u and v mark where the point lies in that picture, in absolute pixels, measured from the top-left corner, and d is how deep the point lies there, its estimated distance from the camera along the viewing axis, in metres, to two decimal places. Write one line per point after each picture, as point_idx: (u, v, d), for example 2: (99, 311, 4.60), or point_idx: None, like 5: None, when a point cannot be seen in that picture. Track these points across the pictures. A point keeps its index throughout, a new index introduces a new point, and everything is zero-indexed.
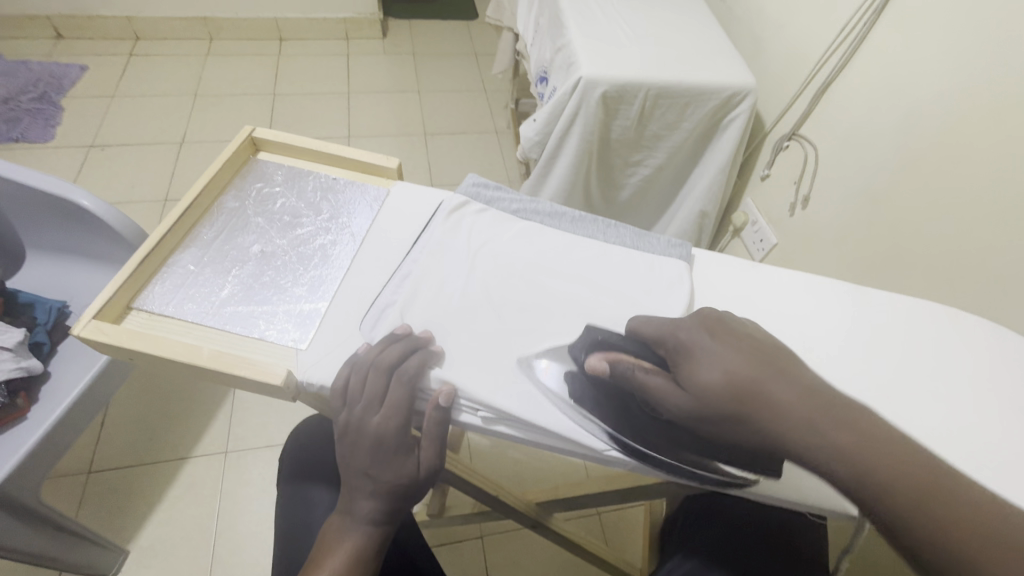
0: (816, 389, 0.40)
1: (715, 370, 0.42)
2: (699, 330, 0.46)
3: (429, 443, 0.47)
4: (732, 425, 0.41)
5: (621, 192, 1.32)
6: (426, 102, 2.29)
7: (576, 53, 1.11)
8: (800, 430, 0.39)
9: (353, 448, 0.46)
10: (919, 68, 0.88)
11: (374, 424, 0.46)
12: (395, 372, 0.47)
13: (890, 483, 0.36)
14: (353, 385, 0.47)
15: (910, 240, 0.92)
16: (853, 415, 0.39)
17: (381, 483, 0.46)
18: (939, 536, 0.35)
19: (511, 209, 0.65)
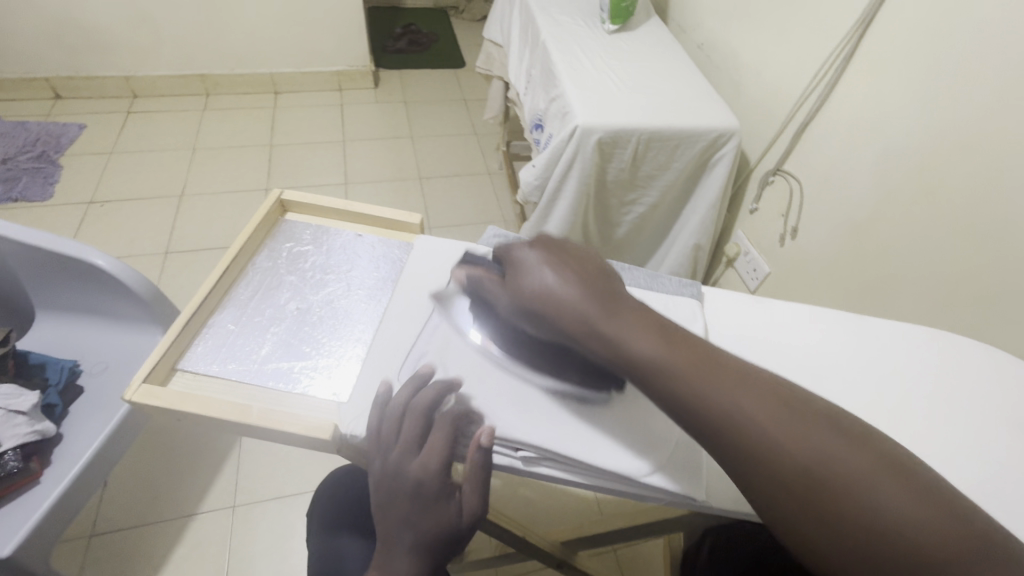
0: (607, 294, 0.46)
1: (529, 279, 0.48)
2: (535, 246, 0.50)
3: (471, 489, 0.47)
4: (541, 321, 0.47)
5: (617, 229, 1.37)
6: (420, 147, 2.37)
7: (570, 103, 1.18)
8: (585, 332, 0.44)
9: (390, 509, 0.46)
10: (890, 109, 0.95)
11: (413, 477, 0.46)
12: (431, 412, 0.49)
13: (663, 372, 0.41)
14: (391, 431, 0.48)
15: (896, 265, 0.97)
16: (640, 318, 0.44)
17: (423, 537, 0.45)
18: (701, 412, 0.39)
19: None
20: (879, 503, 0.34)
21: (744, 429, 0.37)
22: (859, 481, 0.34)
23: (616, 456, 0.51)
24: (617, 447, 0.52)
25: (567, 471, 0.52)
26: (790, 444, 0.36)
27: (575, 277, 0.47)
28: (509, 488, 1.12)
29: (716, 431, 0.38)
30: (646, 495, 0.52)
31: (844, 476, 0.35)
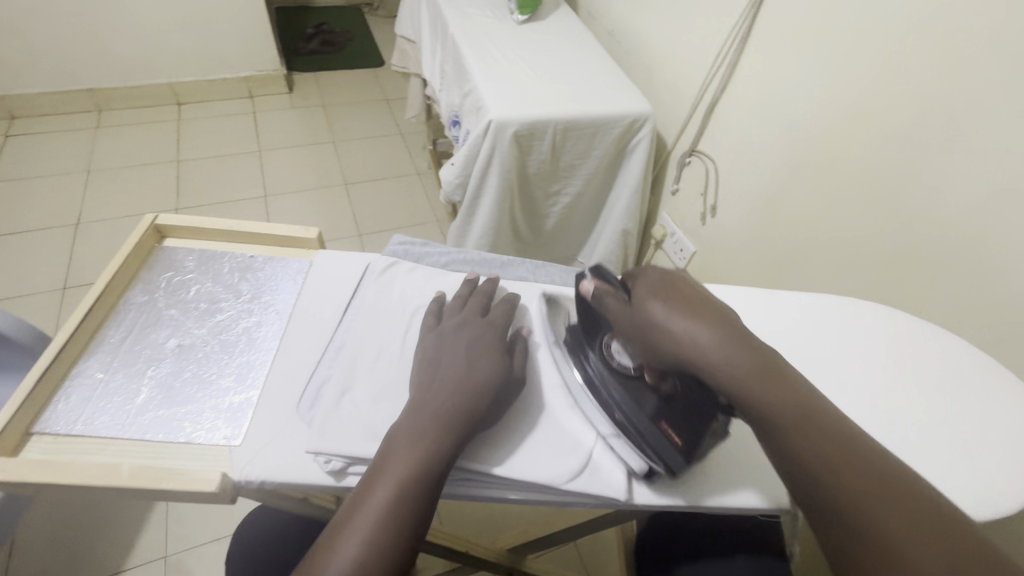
0: (745, 346, 0.42)
1: (662, 318, 0.45)
2: (676, 296, 0.46)
3: (519, 357, 0.53)
4: (661, 353, 0.45)
5: (547, 221, 1.36)
6: (343, 151, 2.27)
7: (483, 97, 1.15)
8: (707, 372, 0.42)
9: (446, 351, 0.50)
10: (787, 86, 0.99)
11: (474, 328, 0.53)
12: (490, 299, 0.57)
13: (776, 410, 0.40)
14: (455, 304, 0.56)
15: (806, 235, 1.01)
16: (778, 372, 0.41)
17: (476, 371, 0.49)
18: (802, 455, 0.39)
19: (440, 262, 0.65)
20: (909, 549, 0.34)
21: (843, 482, 0.37)
22: (899, 528, 0.35)
23: (532, 465, 0.48)
24: (536, 451, 0.49)
25: (484, 490, 0.48)
26: (848, 475, 0.37)
27: (697, 308, 0.44)
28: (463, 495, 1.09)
29: (810, 473, 0.38)
30: (570, 501, 0.49)
31: (883, 523, 0.35)
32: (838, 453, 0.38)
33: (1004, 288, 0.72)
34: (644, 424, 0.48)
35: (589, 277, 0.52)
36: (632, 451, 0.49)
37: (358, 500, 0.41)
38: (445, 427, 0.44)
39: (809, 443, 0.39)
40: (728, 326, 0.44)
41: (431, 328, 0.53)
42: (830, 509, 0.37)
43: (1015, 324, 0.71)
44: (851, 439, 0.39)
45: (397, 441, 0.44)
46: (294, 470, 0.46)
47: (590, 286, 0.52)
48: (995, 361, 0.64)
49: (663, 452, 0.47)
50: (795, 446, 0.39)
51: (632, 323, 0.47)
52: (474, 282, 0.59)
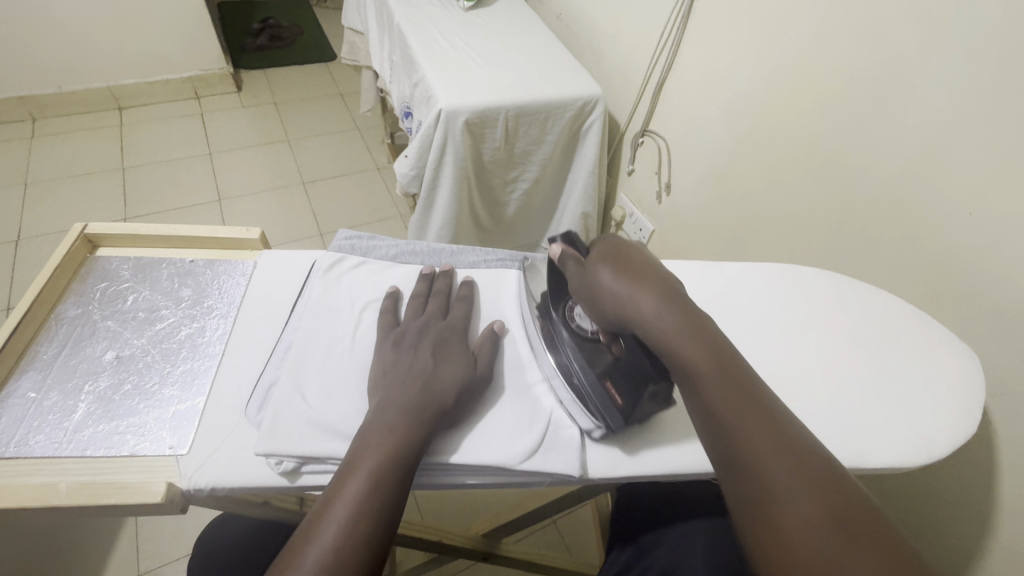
0: (684, 315, 0.46)
1: (608, 280, 0.49)
2: (623, 260, 0.50)
3: (485, 353, 0.53)
4: (607, 309, 0.49)
5: (507, 209, 1.36)
6: (298, 149, 2.21)
7: (431, 86, 1.13)
8: (641, 328, 0.46)
9: (405, 351, 0.51)
10: (729, 61, 1.01)
11: (434, 329, 0.53)
12: (450, 297, 0.58)
13: (704, 376, 0.43)
14: (416, 304, 0.56)
15: (755, 207, 1.04)
16: (715, 344, 0.44)
17: (438, 368, 0.50)
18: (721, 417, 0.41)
19: (389, 255, 0.63)
20: (812, 532, 0.36)
21: (750, 446, 0.40)
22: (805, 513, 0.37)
23: (487, 448, 0.48)
24: (490, 434, 0.49)
25: (440, 477, 0.48)
26: (770, 457, 0.39)
27: (643, 276, 0.49)
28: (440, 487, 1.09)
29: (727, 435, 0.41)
30: (528, 481, 0.50)
31: (795, 506, 0.37)
32: (762, 436, 0.40)
33: (934, 246, 0.75)
34: (591, 379, 0.51)
35: (558, 240, 0.56)
36: (576, 406, 0.52)
37: (328, 501, 0.40)
38: (413, 419, 0.45)
39: (736, 424, 0.41)
40: (672, 298, 0.47)
41: (389, 329, 0.53)
42: (750, 489, 0.39)
43: (944, 279, 0.75)
44: (778, 427, 0.40)
45: (368, 434, 0.44)
46: (245, 474, 0.45)
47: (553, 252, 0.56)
48: (925, 315, 0.67)
49: (606, 410, 0.49)
50: (716, 410, 0.42)
51: (585, 288, 0.52)
52: (430, 279, 0.59)
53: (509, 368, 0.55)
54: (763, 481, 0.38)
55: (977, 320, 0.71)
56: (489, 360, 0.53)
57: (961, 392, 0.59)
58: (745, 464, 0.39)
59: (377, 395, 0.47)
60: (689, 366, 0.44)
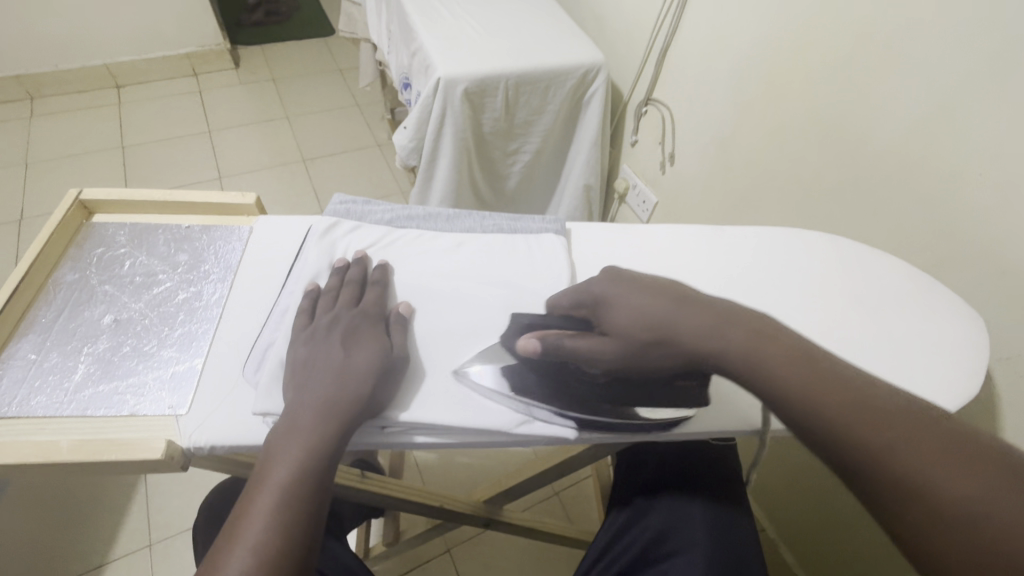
0: (724, 318, 0.44)
1: (630, 312, 0.47)
2: (624, 286, 0.49)
3: (399, 333, 0.51)
4: (653, 348, 0.45)
5: (508, 182, 1.35)
6: (298, 126, 2.19)
7: (430, 55, 1.11)
8: (699, 342, 0.43)
9: (319, 346, 0.48)
10: (734, 23, 0.98)
11: (347, 317, 0.50)
12: (366, 283, 0.55)
13: (780, 382, 0.40)
14: (324, 297, 0.52)
15: (760, 176, 1.02)
16: (773, 344, 0.42)
17: (352, 360, 0.46)
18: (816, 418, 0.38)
19: (384, 219, 0.63)
20: (981, 510, 0.32)
21: (855, 438, 0.36)
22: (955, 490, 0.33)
23: (475, 410, 0.48)
24: (487, 395, 0.50)
25: (422, 438, 0.49)
26: (880, 436, 0.36)
27: (660, 295, 0.47)
28: (444, 458, 1.10)
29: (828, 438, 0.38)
30: (525, 442, 0.50)
31: (942, 484, 0.33)
32: (877, 424, 0.36)
33: (942, 208, 0.74)
34: (666, 398, 0.50)
35: (523, 336, 0.50)
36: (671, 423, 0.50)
37: (251, 495, 0.39)
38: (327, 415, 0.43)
39: (848, 417, 0.37)
40: (706, 307, 0.45)
41: (303, 327, 0.50)
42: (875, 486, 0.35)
43: (951, 242, 0.73)
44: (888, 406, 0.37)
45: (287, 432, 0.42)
46: (243, 430, 0.46)
47: (531, 344, 0.49)
48: (932, 278, 0.66)
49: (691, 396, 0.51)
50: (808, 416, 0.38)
51: (616, 343, 0.47)
52: (343, 270, 0.55)
53: (498, 345, 0.52)
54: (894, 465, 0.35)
55: (982, 284, 0.70)
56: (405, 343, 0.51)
57: (965, 353, 0.58)
58: (870, 456, 0.36)
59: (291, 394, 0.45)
60: (773, 375, 0.40)
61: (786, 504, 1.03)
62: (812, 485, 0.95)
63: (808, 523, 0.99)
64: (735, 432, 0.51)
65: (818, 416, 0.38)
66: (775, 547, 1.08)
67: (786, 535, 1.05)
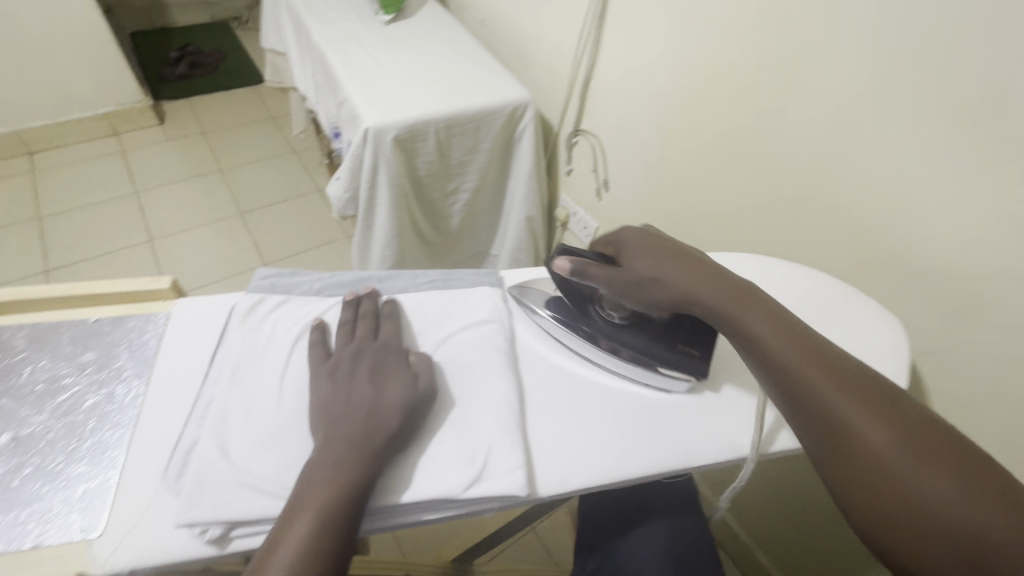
0: (741, 293, 0.50)
1: (647, 263, 0.53)
2: (655, 243, 0.55)
3: (425, 374, 0.51)
4: (655, 292, 0.53)
5: (450, 221, 1.34)
6: (232, 178, 2.12)
7: (356, 106, 1.10)
8: (708, 304, 0.50)
9: (341, 385, 0.49)
10: (648, 57, 1.02)
11: (366, 357, 0.51)
12: (381, 318, 0.56)
13: (787, 359, 0.46)
14: (344, 331, 0.54)
15: (689, 197, 1.06)
16: (784, 321, 0.48)
17: (377, 393, 0.48)
18: (811, 398, 0.44)
19: (314, 289, 0.59)
20: (936, 497, 0.38)
21: (836, 415, 0.43)
22: (891, 454, 0.40)
23: (431, 478, 0.46)
24: (431, 462, 0.47)
25: (385, 519, 0.46)
26: (858, 413, 0.42)
27: (688, 261, 0.53)
28: None
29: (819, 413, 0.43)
30: (478, 508, 0.48)
31: (877, 443, 0.41)
32: (842, 392, 0.43)
33: (852, 220, 0.78)
34: (667, 351, 0.55)
35: (558, 256, 0.55)
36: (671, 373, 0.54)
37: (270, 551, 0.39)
38: (352, 448, 0.44)
39: (827, 399, 0.43)
40: (722, 279, 0.52)
41: (322, 364, 0.51)
42: (851, 461, 0.41)
43: (865, 251, 0.78)
44: (850, 371, 0.44)
45: (310, 473, 0.43)
46: (169, 550, 0.42)
47: (562, 267, 0.55)
48: (851, 288, 0.70)
49: (691, 363, 0.54)
50: (804, 394, 0.44)
51: (633, 281, 0.53)
52: (320, 330, 0.54)
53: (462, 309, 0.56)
54: (849, 428, 0.42)
55: (897, 287, 0.75)
56: (433, 381, 0.51)
57: (886, 359, 0.61)
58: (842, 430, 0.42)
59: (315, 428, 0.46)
60: (772, 349, 0.47)
61: (757, 510, 1.09)
62: (777, 497, 1.03)
63: (777, 526, 1.06)
64: (687, 470, 0.51)
65: (803, 390, 0.44)
66: (752, 553, 1.15)
67: (760, 541, 1.12)
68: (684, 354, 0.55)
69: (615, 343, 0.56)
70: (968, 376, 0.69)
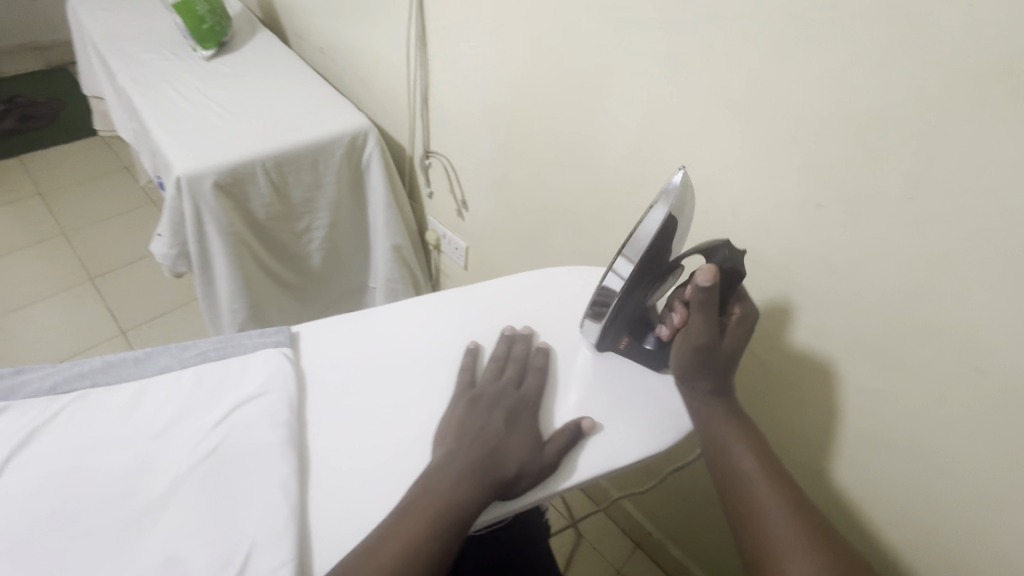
0: (721, 403, 0.56)
1: (718, 351, 0.55)
2: (731, 354, 0.55)
3: (559, 438, 0.52)
4: (688, 355, 0.55)
5: (310, 261, 1.26)
6: (77, 241, 1.89)
7: (165, 153, 0.99)
8: (693, 399, 0.56)
9: (482, 413, 0.52)
10: (473, 71, 1.00)
11: (510, 396, 0.54)
12: (528, 364, 0.58)
13: (733, 468, 0.52)
14: (498, 367, 0.57)
15: (538, 210, 1.04)
16: (748, 433, 0.54)
17: (504, 437, 0.50)
18: (746, 502, 0.50)
19: (42, 387, 0.50)
20: None
21: (761, 521, 0.49)
22: None
23: None
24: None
25: None
26: (779, 524, 0.48)
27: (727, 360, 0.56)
28: None
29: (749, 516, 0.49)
30: None
31: None
32: (790, 524, 0.48)
33: None
34: (614, 327, 0.59)
35: (714, 274, 0.52)
36: (592, 325, 0.60)
37: None
38: (476, 479, 0.47)
39: (757, 505, 0.49)
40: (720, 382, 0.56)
41: (468, 389, 0.54)
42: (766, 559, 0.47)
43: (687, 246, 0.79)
44: (789, 489, 0.50)
45: (398, 525, 0.43)
46: None
47: (706, 277, 0.52)
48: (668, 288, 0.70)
49: (611, 344, 0.60)
50: (742, 497, 0.51)
51: (707, 339, 0.54)
52: (473, 357, 0.58)
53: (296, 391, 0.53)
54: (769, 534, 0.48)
55: None
56: (551, 460, 0.50)
57: None
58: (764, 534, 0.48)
59: (448, 440, 0.49)
60: (730, 454, 0.53)
61: (662, 507, 1.12)
62: (672, 491, 1.07)
63: (679, 518, 1.10)
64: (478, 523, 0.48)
65: (742, 492, 0.51)
66: (664, 548, 1.17)
67: (671, 535, 1.15)
68: (618, 337, 0.60)
69: (618, 302, 0.56)
70: (788, 351, 0.73)
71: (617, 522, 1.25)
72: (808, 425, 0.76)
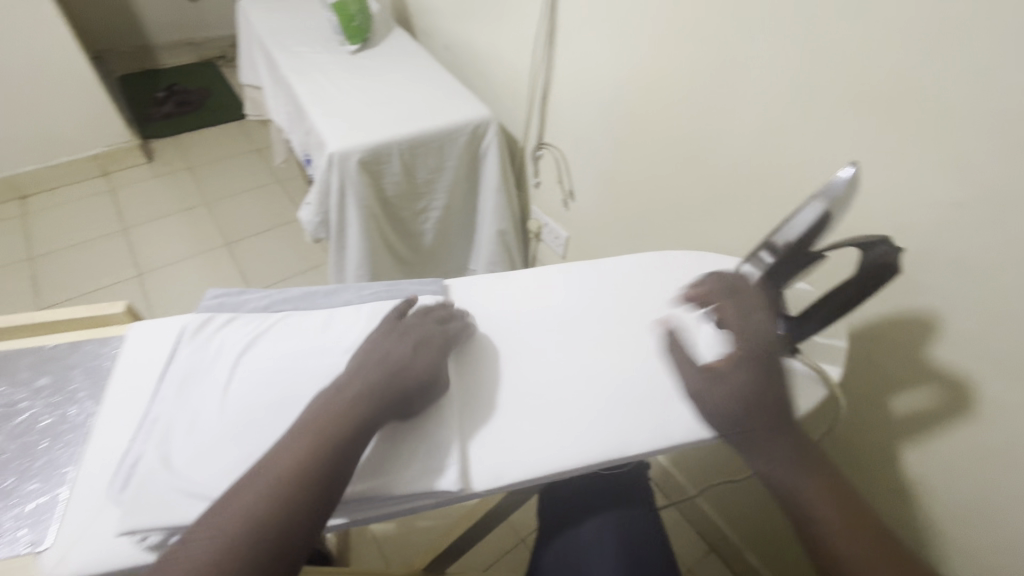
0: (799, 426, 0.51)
1: None
2: None
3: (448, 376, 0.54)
4: None
5: (424, 238, 1.38)
6: (218, 210, 2.17)
7: (320, 132, 1.14)
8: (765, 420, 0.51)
9: (393, 340, 0.54)
10: (595, 67, 1.06)
11: (425, 328, 0.56)
12: (452, 312, 0.60)
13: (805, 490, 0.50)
14: (425, 308, 0.59)
15: (646, 202, 1.08)
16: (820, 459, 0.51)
17: (406, 363, 0.52)
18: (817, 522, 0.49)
19: (260, 306, 0.63)
20: None
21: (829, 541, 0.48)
22: None
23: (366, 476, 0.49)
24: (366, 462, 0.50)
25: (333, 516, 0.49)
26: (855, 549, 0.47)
27: None
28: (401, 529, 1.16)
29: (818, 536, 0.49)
30: (412, 506, 0.51)
31: None
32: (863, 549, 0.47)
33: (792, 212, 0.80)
34: None
35: None
36: None
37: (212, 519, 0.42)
38: (373, 399, 0.49)
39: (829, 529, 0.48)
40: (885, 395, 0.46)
41: (394, 322, 0.57)
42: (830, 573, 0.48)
43: None
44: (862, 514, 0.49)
45: (286, 444, 0.45)
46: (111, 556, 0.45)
47: None
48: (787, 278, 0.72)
49: None
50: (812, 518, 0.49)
51: None
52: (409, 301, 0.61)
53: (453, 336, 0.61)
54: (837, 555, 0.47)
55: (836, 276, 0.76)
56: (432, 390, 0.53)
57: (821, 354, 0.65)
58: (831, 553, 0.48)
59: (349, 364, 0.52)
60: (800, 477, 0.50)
61: (743, 512, 1.12)
62: (756, 496, 1.06)
63: (761, 526, 1.09)
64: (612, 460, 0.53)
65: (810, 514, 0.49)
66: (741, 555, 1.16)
67: (748, 542, 1.14)
68: None
69: (759, 276, 0.58)
70: (907, 355, 0.72)
71: (694, 522, 1.26)
72: (920, 433, 0.74)
